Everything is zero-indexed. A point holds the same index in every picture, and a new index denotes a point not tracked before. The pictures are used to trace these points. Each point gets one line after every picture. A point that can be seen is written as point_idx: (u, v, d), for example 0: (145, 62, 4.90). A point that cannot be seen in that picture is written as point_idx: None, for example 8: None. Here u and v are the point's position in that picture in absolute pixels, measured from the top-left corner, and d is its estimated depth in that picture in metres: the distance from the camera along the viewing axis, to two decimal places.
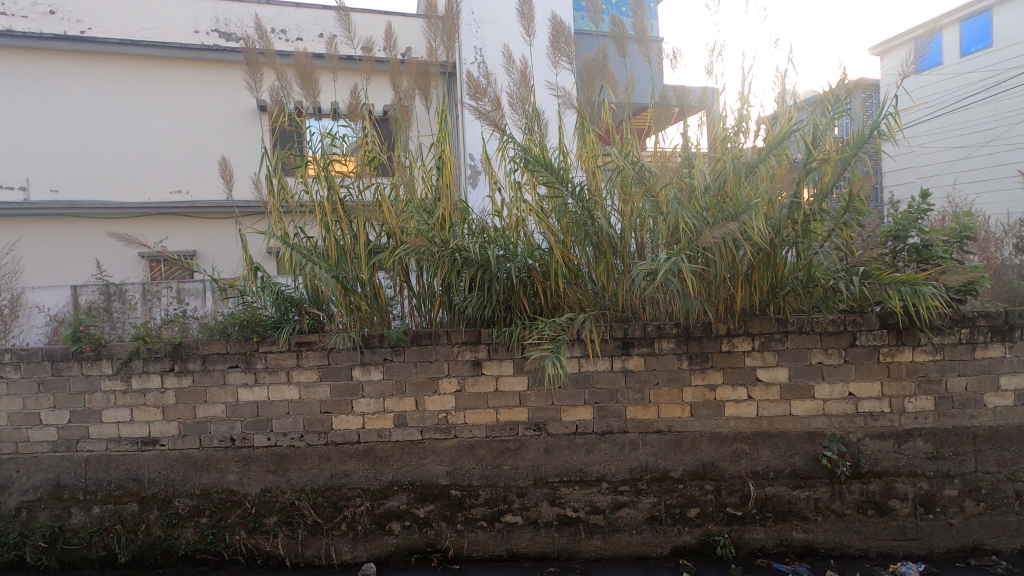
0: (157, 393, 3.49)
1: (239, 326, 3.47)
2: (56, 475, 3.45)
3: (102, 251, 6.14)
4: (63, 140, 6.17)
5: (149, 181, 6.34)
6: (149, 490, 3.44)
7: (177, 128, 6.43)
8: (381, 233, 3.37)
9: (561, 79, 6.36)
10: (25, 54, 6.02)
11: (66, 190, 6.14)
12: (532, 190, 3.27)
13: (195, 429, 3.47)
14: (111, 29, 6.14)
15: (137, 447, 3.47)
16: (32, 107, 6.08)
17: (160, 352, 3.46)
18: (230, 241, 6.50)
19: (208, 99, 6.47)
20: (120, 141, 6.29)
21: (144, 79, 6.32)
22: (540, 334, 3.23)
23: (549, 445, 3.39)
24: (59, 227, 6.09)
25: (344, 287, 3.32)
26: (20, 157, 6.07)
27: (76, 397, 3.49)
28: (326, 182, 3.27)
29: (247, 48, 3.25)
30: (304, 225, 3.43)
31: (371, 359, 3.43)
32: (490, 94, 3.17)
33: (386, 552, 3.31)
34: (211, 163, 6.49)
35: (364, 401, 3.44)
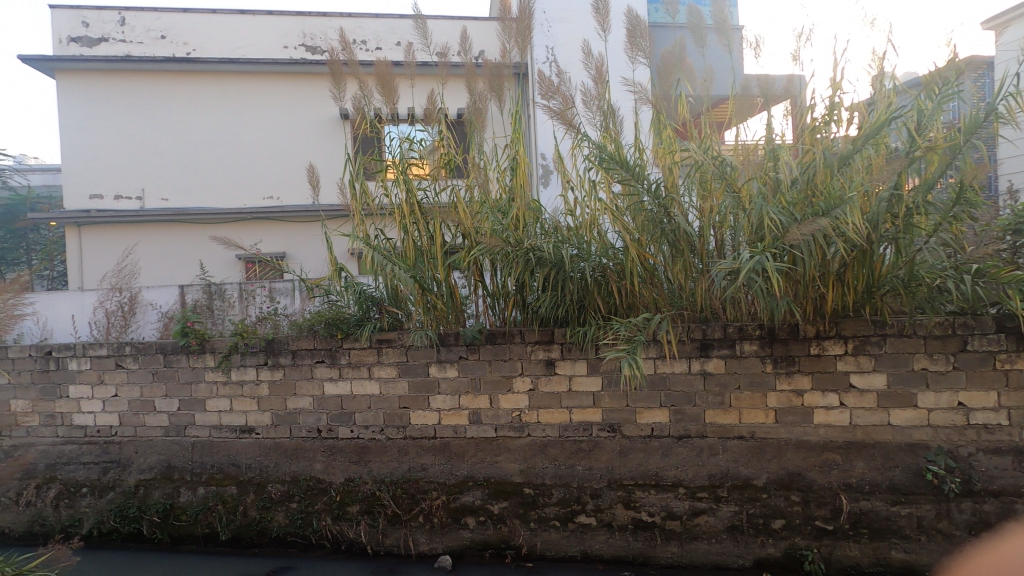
0: (253, 385, 3.76)
1: (324, 324, 3.66)
2: (167, 457, 3.80)
3: (205, 253, 6.70)
4: (171, 153, 6.77)
5: (245, 189, 6.84)
6: (246, 475, 3.70)
7: (269, 138, 6.88)
8: (456, 234, 3.43)
9: (637, 75, 6.23)
10: (140, 76, 6.67)
11: (174, 199, 6.75)
12: (607, 188, 3.22)
13: (286, 419, 3.71)
14: (213, 50, 6.72)
15: (236, 434, 3.76)
16: (145, 124, 6.72)
17: (255, 347, 3.73)
18: (317, 242, 6.86)
19: (296, 110, 6.89)
20: (220, 152, 6.82)
21: (241, 94, 6.82)
22: (615, 335, 3.19)
23: (624, 447, 3.34)
24: (167, 232, 6.67)
25: (421, 287, 3.42)
26: (135, 169, 6.72)
27: (183, 387, 3.83)
28: (405, 185, 3.38)
29: (332, 60, 3.42)
30: (384, 228, 3.56)
31: (447, 356, 3.53)
32: (563, 92, 3.15)
33: (461, 546, 3.38)
34: (299, 169, 6.91)
35: (441, 398, 3.54)
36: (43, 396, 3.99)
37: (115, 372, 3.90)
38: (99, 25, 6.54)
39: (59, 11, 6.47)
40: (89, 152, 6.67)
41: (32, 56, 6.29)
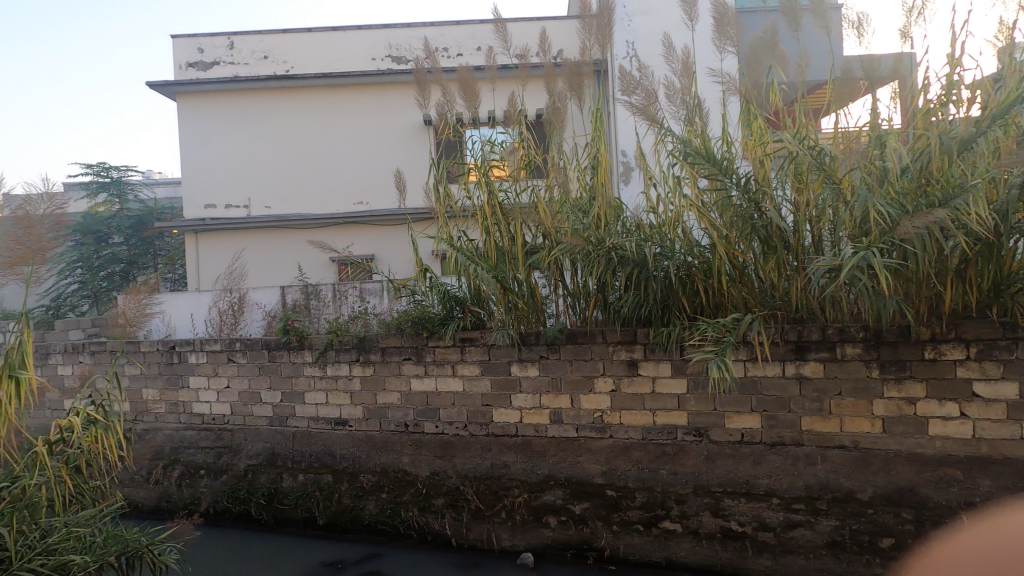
0: (346, 379, 3.99)
1: (410, 322, 3.80)
2: (271, 445, 4.10)
3: (303, 256, 7.19)
4: (272, 164, 7.31)
5: (338, 195, 7.26)
6: (340, 464, 3.92)
7: (359, 146, 7.26)
8: (537, 234, 3.45)
9: (725, 64, 5.96)
10: (246, 95, 7.27)
11: (276, 206, 7.28)
12: (692, 184, 3.09)
13: (376, 413, 3.91)
14: (309, 66, 7.21)
15: (332, 426, 4.01)
16: (250, 138, 7.31)
17: (348, 344, 3.96)
18: (402, 244, 7.16)
19: (383, 118, 7.22)
20: (315, 161, 7.29)
21: (333, 106, 7.25)
22: (702, 335, 3.07)
23: (711, 453, 3.22)
24: (270, 237, 7.21)
25: (503, 286, 3.46)
26: (242, 180, 7.33)
27: (285, 380, 4.14)
28: (487, 187, 3.44)
29: (417, 69, 3.56)
30: (467, 229, 3.66)
31: (528, 356, 3.56)
32: (645, 86, 3.07)
33: (543, 544, 3.40)
34: (387, 175, 7.24)
35: (522, 397, 3.59)
36: (168, 386, 4.45)
37: (228, 365, 4.28)
38: (212, 50, 7.22)
39: (180, 40, 7.22)
40: (203, 166, 7.35)
41: (157, 82, 7.05)
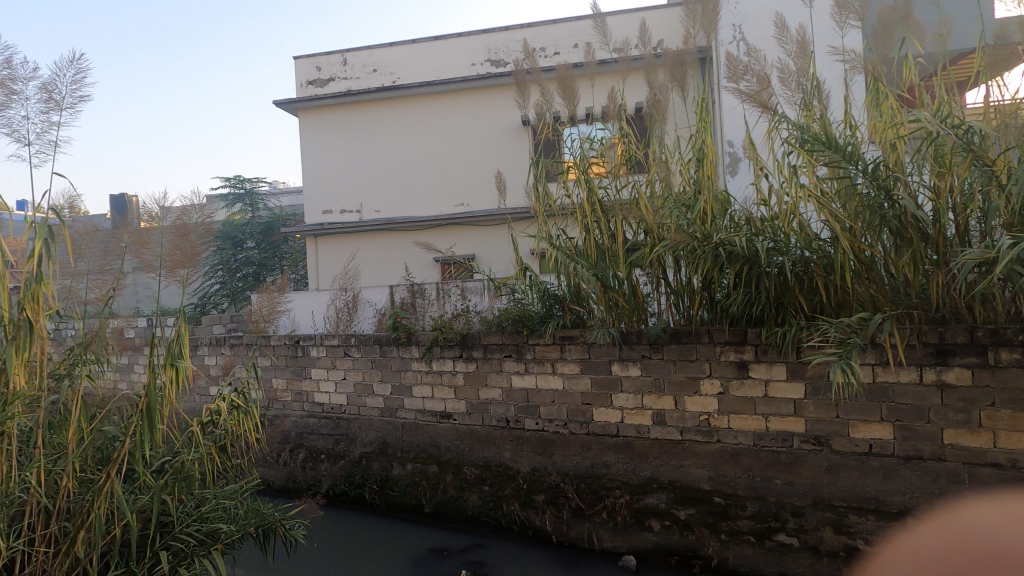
0: (450, 375, 4.15)
1: (511, 320, 3.89)
2: (382, 434, 4.37)
3: (410, 257, 7.59)
4: (381, 170, 7.78)
5: (442, 197, 7.57)
6: (445, 456, 4.08)
7: (461, 149, 7.51)
8: (638, 231, 3.37)
9: (848, 40, 5.45)
10: (358, 107, 7.79)
11: (385, 210, 7.74)
12: (810, 172, 2.86)
13: (478, 408, 4.03)
14: (413, 76, 7.59)
15: (437, 419, 4.19)
16: (361, 147, 7.82)
17: (452, 341, 4.12)
18: (503, 243, 7.30)
19: (482, 122, 7.42)
20: (420, 166, 7.65)
21: (436, 112, 7.56)
22: (823, 336, 2.84)
23: (832, 463, 2.97)
24: (379, 239, 7.67)
25: (603, 285, 3.41)
26: (355, 187, 7.86)
27: (395, 374, 4.39)
28: (586, 184, 3.41)
29: (516, 70, 3.61)
30: (566, 227, 3.65)
31: (629, 355, 3.50)
32: (755, 71, 2.89)
33: (645, 548, 3.32)
34: (487, 176, 7.41)
35: (623, 396, 3.52)
36: (294, 376, 4.89)
37: (344, 358, 4.62)
38: (328, 67, 7.82)
39: (301, 60, 7.89)
40: (321, 175, 7.97)
41: (282, 100, 7.76)
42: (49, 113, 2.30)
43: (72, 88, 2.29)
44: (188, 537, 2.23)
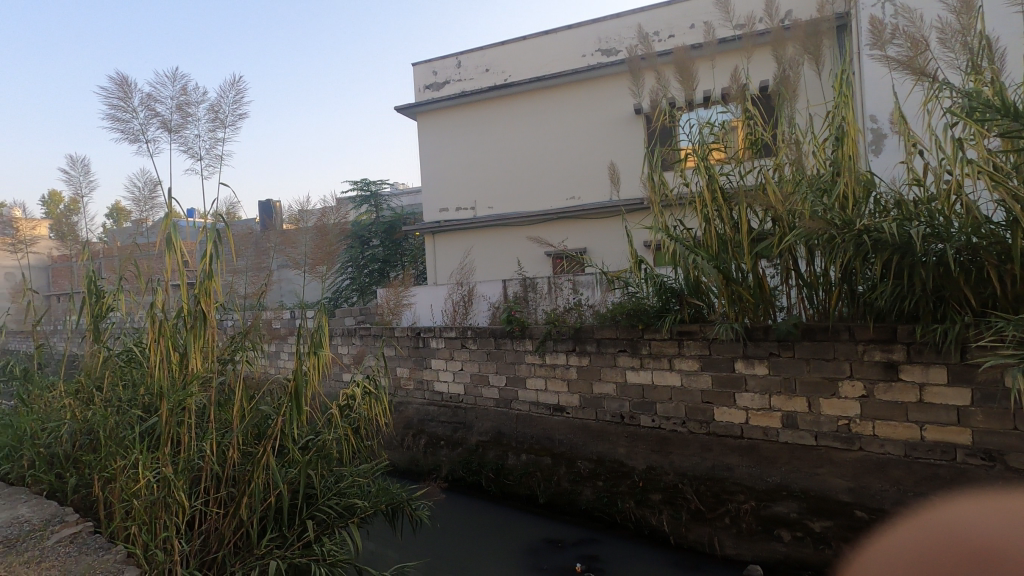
0: (564, 368, 4.18)
1: (626, 315, 3.80)
2: (498, 425, 4.50)
3: (522, 251, 7.70)
4: (493, 168, 7.98)
5: (553, 191, 7.59)
6: (558, 448, 4.11)
7: (572, 142, 7.49)
8: (765, 220, 3.14)
9: None
10: (472, 107, 8.05)
11: (497, 206, 7.93)
12: (979, 144, 2.47)
13: (592, 403, 4.03)
14: (524, 73, 7.69)
15: (551, 412, 4.25)
16: (475, 146, 8.08)
17: (565, 335, 4.14)
18: (616, 236, 7.15)
19: (593, 113, 7.33)
20: (532, 161, 7.73)
21: (547, 106, 7.59)
22: (997, 334, 2.45)
23: (1005, 482, 2.61)
24: (492, 234, 7.89)
25: (725, 277, 3.19)
26: (469, 185, 8.14)
27: (509, 366, 4.50)
28: (706, 171, 3.21)
29: (630, 58, 3.51)
30: (683, 217, 3.49)
31: (755, 352, 3.30)
32: (908, 33, 2.56)
33: (774, 560, 3.05)
34: (600, 168, 7.31)
35: (748, 396, 3.34)
36: (416, 366, 5.19)
37: (461, 350, 4.82)
38: (443, 71, 8.17)
39: (419, 67, 8.32)
40: (437, 175, 8.35)
41: (403, 106, 8.24)
42: (216, 131, 2.63)
43: (233, 107, 2.60)
44: (330, 509, 2.47)
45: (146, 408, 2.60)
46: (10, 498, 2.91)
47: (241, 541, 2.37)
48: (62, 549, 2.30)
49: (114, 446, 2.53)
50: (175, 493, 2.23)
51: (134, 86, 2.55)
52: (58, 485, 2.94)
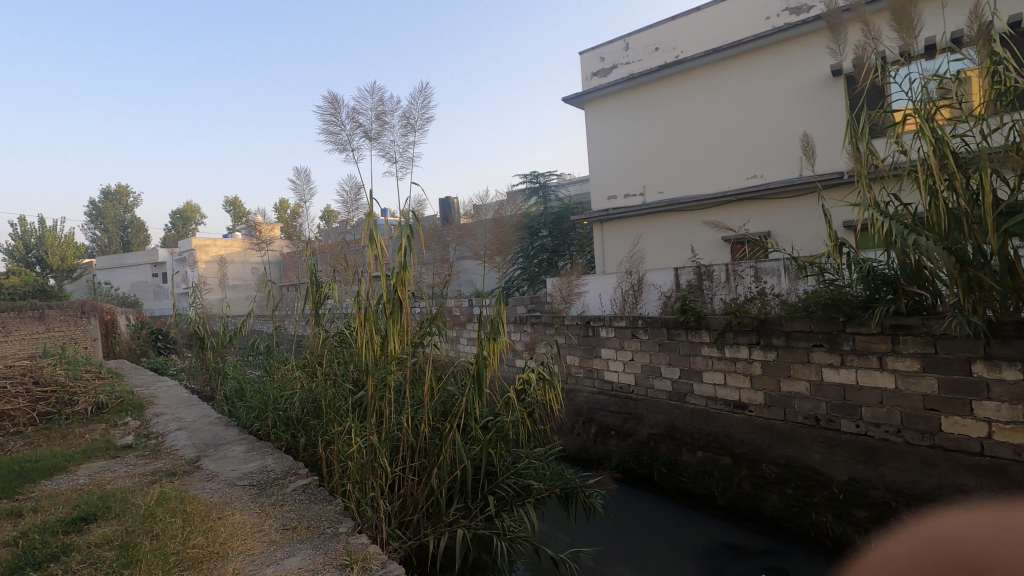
0: (746, 362, 3.89)
1: (822, 305, 3.39)
2: (671, 419, 4.33)
3: (696, 237, 7.26)
4: (664, 150, 7.66)
5: (732, 171, 7.03)
6: (740, 448, 3.81)
7: (754, 116, 6.86)
8: (1019, 187, 2.51)
9: None
10: (641, 89, 7.81)
11: (668, 190, 7.61)
12: None
13: (780, 402, 3.68)
14: (698, 47, 7.23)
15: (730, 409, 3.97)
16: (644, 129, 7.84)
17: (747, 326, 3.84)
18: (807, 216, 6.37)
19: (779, 80, 6.62)
20: (707, 140, 7.26)
21: (724, 80, 7.05)
22: None
23: None
24: (663, 220, 7.56)
25: (959, 261, 2.59)
26: (638, 170, 7.93)
27: (683, 358, 4.32)
28: (930, 134, 2.63)
29: (829, 10, 3.06)
30: (900, 191, 2.95)
31: (1000, 353, 2.72)
32: None
33: None
34: (786, 142, 6.59)
35: (991, 405, 2.76)
36: (586, 355, 5.21)
37: (631, 340, 4.74)
38: (611, 56, 8.03)
39: (585, 55, 8.28)
40: (605, 162, 8.27)
41: (571, 95, 8.28)
42: (408, 135, 2.90)
43: (421, 110, 2.83)
44: (508, 488, 2.59)
45: (355, 382, 2.99)
46: (262, 451, 3.59)
47: (432, 508, 2.60)
48: (298, 497, 2.77)
49: (332, 414, 2.96)
50: (379, 459, 2.53)
51: (341, 103, 2.91)
52: (292, 443, 3.54)
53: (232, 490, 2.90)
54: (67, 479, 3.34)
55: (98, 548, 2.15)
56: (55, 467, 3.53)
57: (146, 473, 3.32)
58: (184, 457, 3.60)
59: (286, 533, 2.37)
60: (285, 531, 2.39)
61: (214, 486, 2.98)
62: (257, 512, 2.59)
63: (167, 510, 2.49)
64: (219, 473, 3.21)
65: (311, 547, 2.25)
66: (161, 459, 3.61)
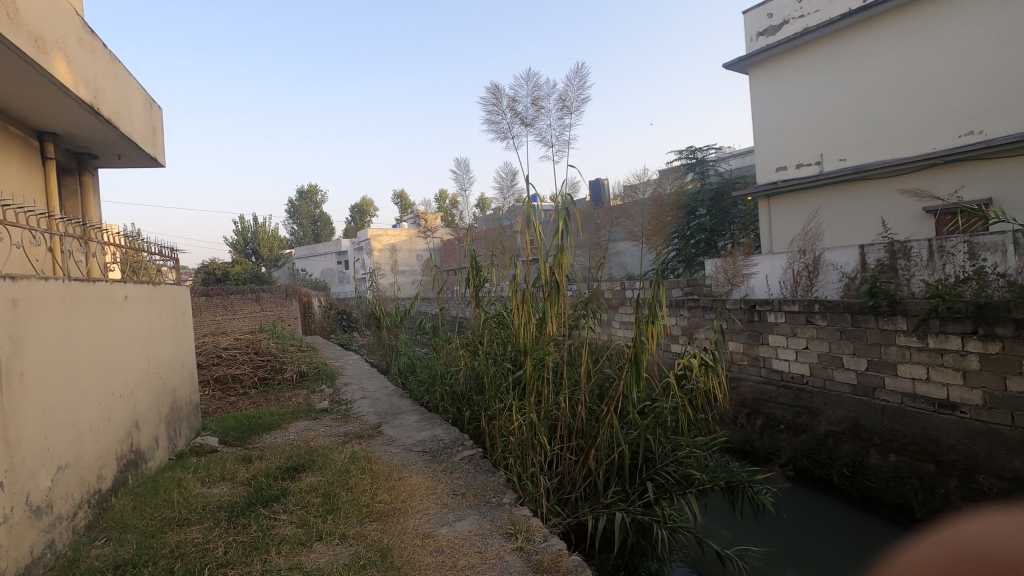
0: (957, 355, 3.31)
1: None
2: (855, 415, 3.85)
3: (887, 209, 6.30)
4: (849, 111, 6.73)
5: (937, 129, 5.96)
6: (947, 456, 3.25)
7: (968, 61, 5.72)
8: None
9: None
10: (817, 45, 6.94)
11: (852, 156, 6.70)
12: None
13: (1006, 403, 3.08)
14: None
15: (934, 408, 3.45)
16: (824, 89, 6.96)
17: (960, 312, 3.26)
18: None
19: (1006, 13, 5.44)
20: (903, 95, 6.23)
21: (927, 22, 5.96)
22: None
23: None
24: (845, 192, 6.68)
25: None
26: (815, 136, 7.09)
27: (872, 348, 3.81)
28: None
29: None
30: None
31: None
32: None
33: None
34: (1015, 89, 5.42)
35: None
36: (751, 342, 4.84)
37: (806, 326, 4.30)
38: (781, 11, 7.22)
39: (751, 14, 7.58)
40: (776, 130, 7.55)
41: (733, 61, 7.64)
42: (565, 118, 2.92)
43: (578, 91, 2.82)
44: (668, 475, 2.49)
45: (514, 361, 3.11)
46: (432, 421, 3.93)
47: (589, 488, 2.60)
48: (465, 466, 2.99)
49: (494, 391, 3.12)
50: (539, 437, 2.63)
51: (502, 92, 3.02)
52: (458, 416, 3.81)
53: (409, 455, 3.22)
54: (281, 434, 3.98)
55: (307, 494, 2.53)
56: (273, 423, 4.22)
57: (339, 434, 3.82)
58: (369, 423, 4.07)
59: (456, 498, 2.57)
60: (455, 496, 2.59)
61: (394, 450, 3.33)
62: (431, 476, 2.84)
63: (358, 468, 2.84)
64: (397, 438, 3.58)
65: (479, 513, 2.41)
66: (350, 423, 4.12)
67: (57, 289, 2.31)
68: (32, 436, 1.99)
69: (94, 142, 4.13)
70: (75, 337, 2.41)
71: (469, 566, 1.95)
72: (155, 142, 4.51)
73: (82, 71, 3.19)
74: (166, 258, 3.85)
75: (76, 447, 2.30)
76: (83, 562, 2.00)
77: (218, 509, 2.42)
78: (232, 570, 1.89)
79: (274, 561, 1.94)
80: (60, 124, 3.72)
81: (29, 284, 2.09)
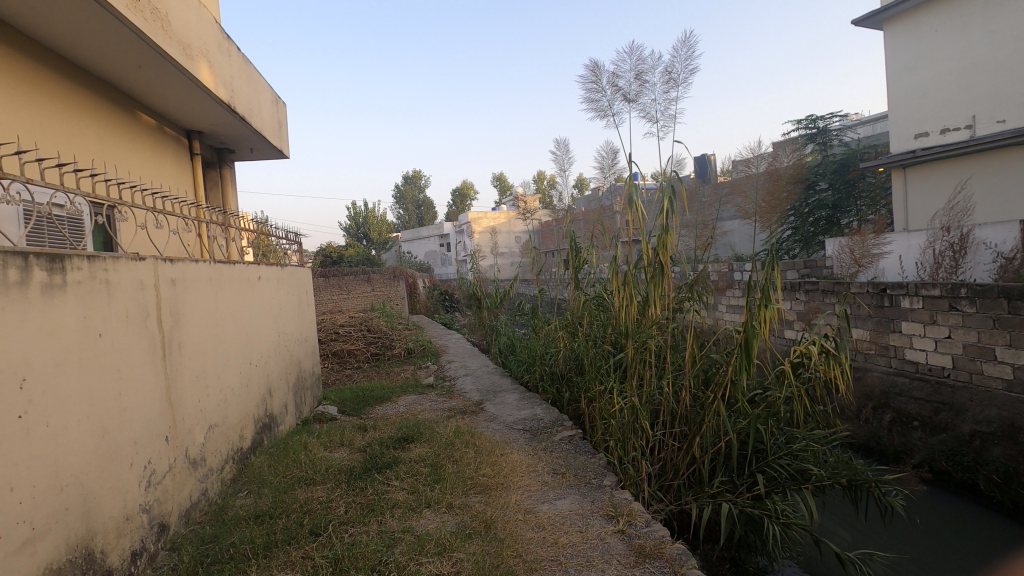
0: None
1: None
2: (1009, 415, 3.38)
3: None
4: (1009, 64, 5.80)
5: None
6: None
7: None
8: None
9: None
10: None
11: (1014, 118, 5.77)
12: None
13: None
14: None
15: None
16: (979, 40, 6.04)
17: None
18: None
19: None
20: None
21: None
22: None
23: None
24: (1005, 158, 5.77)
25: None
26: (967, 94, 6.20)
27: None
28: None
29: None
30: None
31: None
32: None
33: None
34: None
35: None
36: (880, 329, 4.39)
37: (949, 313, 3.82)
38: None
39: None
40: (916, 90, 6.70)
41: (862, 17, 6.88)
42: (670, 90, 2.83)
43: (683, 62, 2.72)
44: (781, 469, 2.32)
45: (614, 343, 3.07)
46: (531, 400, 4.00)
47: (694, 477, 2.51)
48: (565, 446, 3.02)
49: (594, 373, 3.11)
50: (640, 421, 2.59)
51: (602, 68, 2.96)
52: (558, 396, 3.84)
53: (509, 432, 3.31)
54: (392, 406, 4.26)
55: (416, 464, 2.69)
56: (384, 396, 4.52)
57: (444, 409, 4.01)
58: (471, 399, 4.23)
59: (556, 476, 2.60)
60: (556, 475, 2.62)
61: (496, 427, 3.44)
62: (531, 455, 2.90)
63: (461, 442, 2.97)
64: (498, 416, 3.69)
65: (579, 493, 2.43)
66: (454, 399, 4.31)
67: (206, 270, 2.62)
68: (189, 398, 2.29)
69: (232, 138, 4.59)
70: (221, 314, 2.73)
71: (570, 544, 1.97)
72: (281, 135, 4.92)
73: (221, 74, 3.55)
74: (290, 242, 4.20)
75: (223, 410, 2.62)
76: (230, 510, 2.27)
77: (338, 472, 2.64)
78: (351, 528, 2.07)
79: (388, 523, 2.09)
80: (204, 123, 4.17)
81: (184, 266, 2.39)
